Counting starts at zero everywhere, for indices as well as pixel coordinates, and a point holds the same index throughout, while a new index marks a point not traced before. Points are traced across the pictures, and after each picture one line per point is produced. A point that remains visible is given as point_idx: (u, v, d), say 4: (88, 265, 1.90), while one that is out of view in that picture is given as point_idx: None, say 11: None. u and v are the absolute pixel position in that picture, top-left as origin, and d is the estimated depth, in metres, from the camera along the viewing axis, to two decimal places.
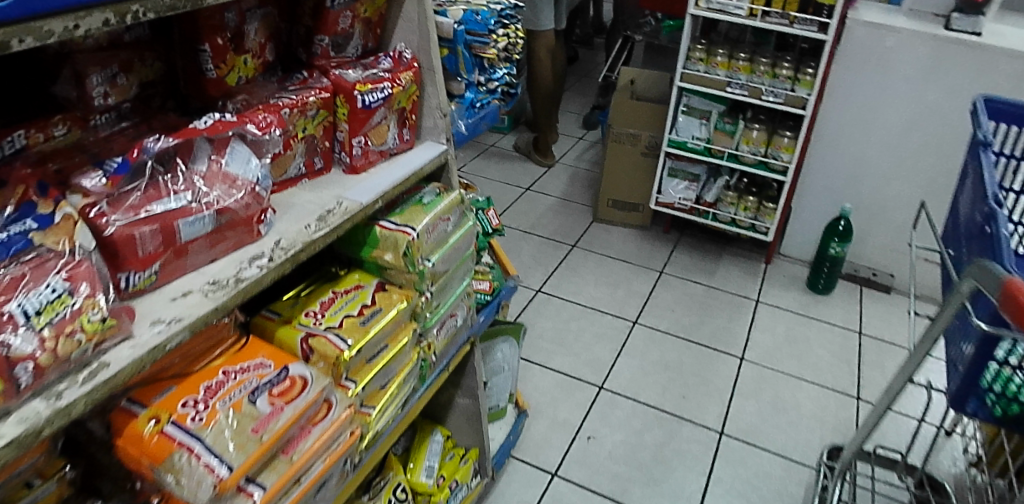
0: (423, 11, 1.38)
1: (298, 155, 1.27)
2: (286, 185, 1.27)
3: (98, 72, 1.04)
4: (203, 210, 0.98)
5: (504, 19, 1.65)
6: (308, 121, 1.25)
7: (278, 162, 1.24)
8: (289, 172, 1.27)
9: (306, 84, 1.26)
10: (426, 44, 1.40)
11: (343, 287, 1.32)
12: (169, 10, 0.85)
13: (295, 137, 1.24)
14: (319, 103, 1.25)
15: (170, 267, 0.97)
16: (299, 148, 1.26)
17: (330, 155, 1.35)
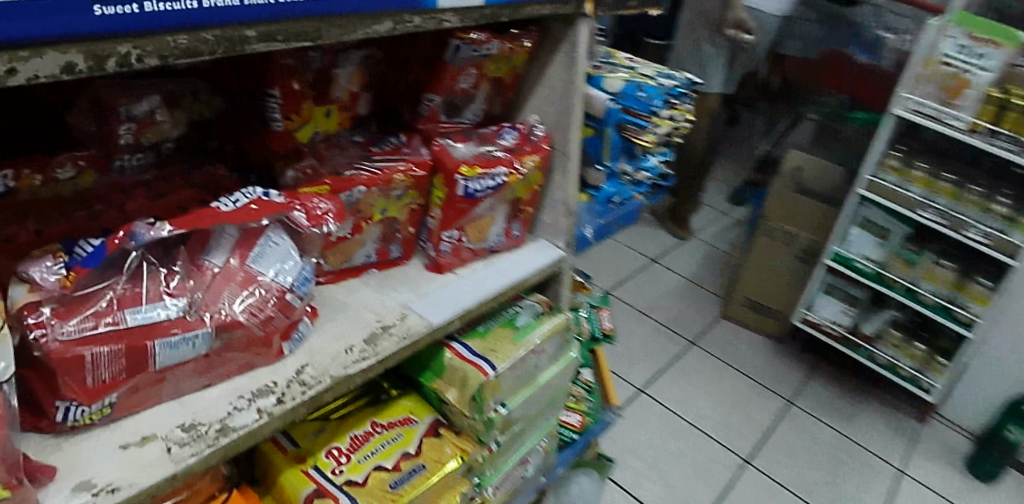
0: (571, 80, 1.05)
1: (369, 242, 0.99)
2: (346, 275, 1.00)
3: (129, 105, 0.80)
4: (197, 327, 0.70)
5: (673, 97, 1.28)
6: (389, 202, 0.96)
7: (340, 248, 0.96)
8: (353, 259, 0.99)
9: (398, 153, 0.97)
10: (566, 122, 1.07)
11: (387, 419, 1.02)
12: (184, 55, 0.56)
13: (369, 220, 0.96)
14: (408, 181, 0.96)
15: (135, 397, 0.71)
16: (372, 233, 0.98)
17: (412, 242, 1.06)
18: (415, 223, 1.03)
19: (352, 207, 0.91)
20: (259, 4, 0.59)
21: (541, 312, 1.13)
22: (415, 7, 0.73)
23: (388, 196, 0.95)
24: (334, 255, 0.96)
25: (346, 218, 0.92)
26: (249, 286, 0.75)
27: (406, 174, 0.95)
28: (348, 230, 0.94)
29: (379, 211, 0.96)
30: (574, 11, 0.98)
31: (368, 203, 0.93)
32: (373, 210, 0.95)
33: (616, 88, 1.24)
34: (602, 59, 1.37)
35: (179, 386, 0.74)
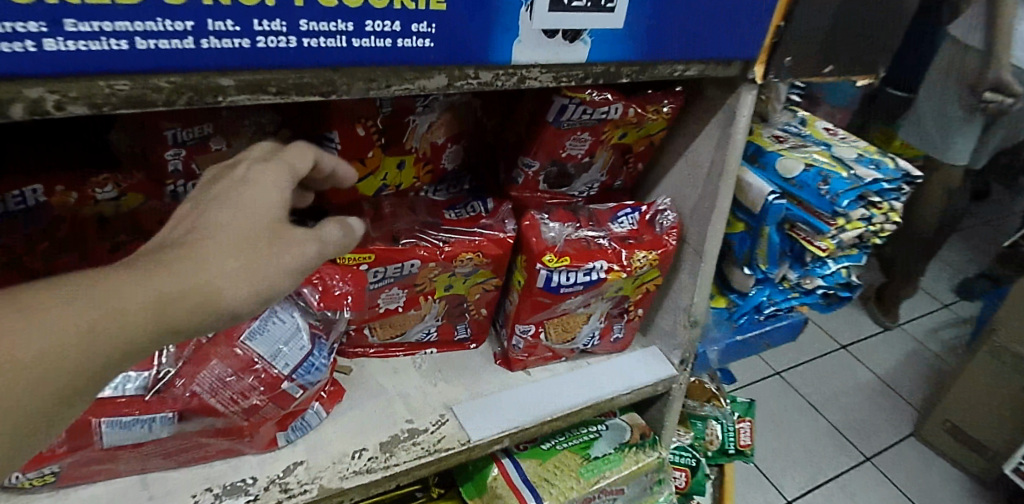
0: (720, 162, 0.79)
1: (428, 318, 0.83)
2: (398, 349, 0.85)
3: (178, 128, 0.71)
4: (159, 410, 0.61)
5: (875, 195, 0.93)
6: (455, 279, 0.79)
7: (391, 322, 0.81)
8: (407, 334, 0.83)
9: (474, 224, 0.79)
10: (704, 214, 0.83)
11: None
12: (127, 105, 0.44)
13: (429, 295, 0.80)
14: (479, 258, 0.78)
15: (84, 470, 0.62)
16: (431, 309, 0.82)
17: (485, 325, 0.88)
18: (491, 304, 0.85)
19: (404, 281, 0.77)
20: (226, 48, 0.44)
21: (628, 442, 0.90)
22: (479, 60, 0.55)
23: (451, 272, 0.78)
24: (383, 328, 0.82)
25: (395, 290, 0.77)
26: (236, 369, 0.63)
27: (478, 250, 0.77)
28: (401, 303, 0.79)
29: (441, 287, 0.80)
30: (736, 74, 0.73)
31: (425, 277, 0.77)
32: (433, 285, 0.79)
33: (792, 173, 0.95)
34: (789, 128, 1.09)
35: (141, 465, 0.64)
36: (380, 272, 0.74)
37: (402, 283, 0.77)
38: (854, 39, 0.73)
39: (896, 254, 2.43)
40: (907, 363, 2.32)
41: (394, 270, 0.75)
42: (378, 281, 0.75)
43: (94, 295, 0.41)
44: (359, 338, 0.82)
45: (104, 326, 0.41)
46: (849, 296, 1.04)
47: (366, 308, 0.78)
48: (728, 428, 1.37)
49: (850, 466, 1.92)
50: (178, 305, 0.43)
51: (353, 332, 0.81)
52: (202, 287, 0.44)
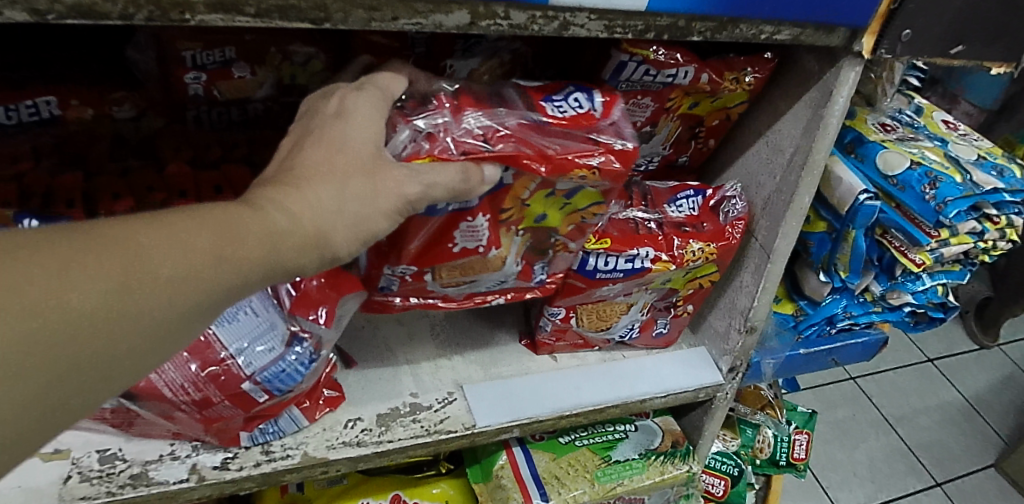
0: (806, 149, 0.67)
1: (512, 263, 0.63)
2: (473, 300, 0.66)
3: (195, 49, 0.65)
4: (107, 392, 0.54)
5: (991, 206, 0.80)
6: (554, 199, 0.60)
7: (472, 269, 0.61)
8: (478, 286, 0.63)
9: (589, 125, 0.58)
10: (777, 207, 0.70)
11: (413, 500, 0.81)
12: (78, 14, 0.38)
13: (514, 227, 0.61)
14: (591, 176, 0.58)
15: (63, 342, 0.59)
16: (517, 249, 0.62)
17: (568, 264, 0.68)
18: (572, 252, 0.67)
19: (494, 197, 0.57)
20: None
21: (657, 449, 0.79)
22: None
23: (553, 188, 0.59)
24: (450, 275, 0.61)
25: (475, 221, 0.57)
26: (195, 357, 0.54)
27: (593, 164, 0.57)
28: (483, 241, 0.59)
29: (534, 218, 0.61)
30: (838, 44, 0.60)
31: (520, 188, 0.58)
32: (528, 206, 0.60)
33: (895, 171, 0.81)
34: (900, 116, 0.93)
35: (112, 428, 0.60)
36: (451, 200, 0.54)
37: (488, 202, 0.57)
38: (993, 12, 0.60)
39: (1007, 268, 2.11)
40: (1003, 388, 2.08)
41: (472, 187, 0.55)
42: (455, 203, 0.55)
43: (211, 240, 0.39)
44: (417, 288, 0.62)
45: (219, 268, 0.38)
46: (941, 317, 0.90)
47: (439, 248, 0.58)
48: (782, 439, 1.25)
49: (918, 489, 1.76)
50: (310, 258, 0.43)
51: (410, 280, 0.60)
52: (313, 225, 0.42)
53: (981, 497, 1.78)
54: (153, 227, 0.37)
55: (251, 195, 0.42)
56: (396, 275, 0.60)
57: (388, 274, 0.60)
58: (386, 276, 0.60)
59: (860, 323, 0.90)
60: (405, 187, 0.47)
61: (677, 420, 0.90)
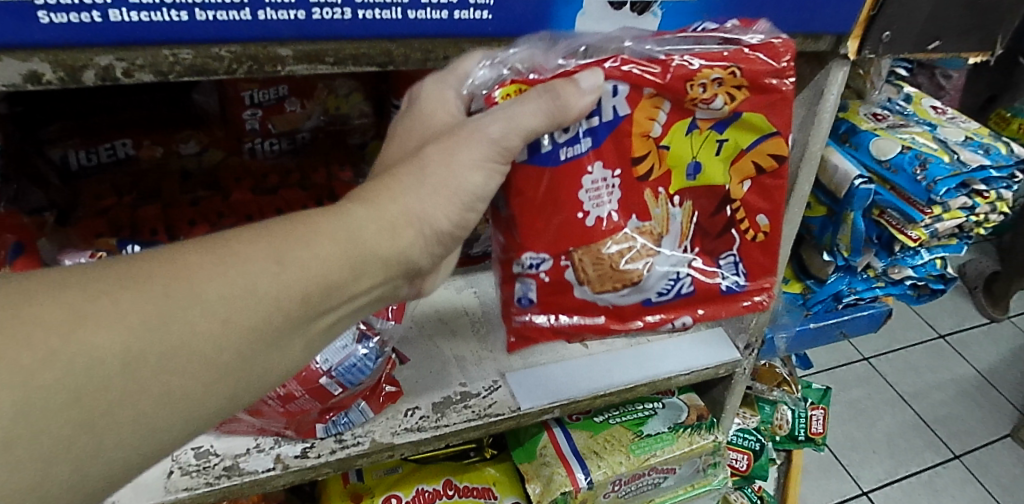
0: (803, 143, 0.74)
1: (669, 244, 0.63)
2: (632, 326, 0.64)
3: (254, 89, 0.73)
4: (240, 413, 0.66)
5: (979, 183, 0.87)
6: (696, 134, 0.58)
7: (614, 263, 0.60)
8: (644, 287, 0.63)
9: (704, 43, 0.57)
10: (781, 194, 0.78)
11: (464, 483, 0.89)
12: (191, 72, 0.46)
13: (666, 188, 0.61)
14: (728, 81, 0.55)
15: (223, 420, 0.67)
16: (656, 231, 0.62)
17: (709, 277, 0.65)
18: (708, 238, 0.64)
19: (616, 137, 0.56)
20: (281, 20, 0.44)
21: (684, 422, 0.87)
22: (541, 32, 0.53)
23: (692, 114, 0.57)
24: (593, 272, 0.60)
25: (598, 175, 0.57)
26: None
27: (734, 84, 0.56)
28: (618, 205, 0.59)
29: (682, 169, 0.60)
30: (826, 49, 0.68)
31: (645, 119, 0.56)
32: (666, 147, 0.58)
33: (887, 155, 0.89)
34: (890, 105, 1.01)
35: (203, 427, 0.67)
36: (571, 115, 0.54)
37: (613, 145, 0.57)
38: (964, 10, 0.67)
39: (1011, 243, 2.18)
40: (1016, 359, 2.14)
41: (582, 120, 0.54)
42: (572, 146, 0.55)
43: (258, 254, 0.42)
44: (562, 301, 0.62)
45: (274, 293, 0.41)
46: (942, 289, 0.97)
47: (571, 215, 0.58)
48: (800, 415, 1.31)
49: (937, 462, 1.82)
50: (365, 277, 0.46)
51: (546, 279, 0.60)
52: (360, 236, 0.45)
53: (998, 465, 1.84)
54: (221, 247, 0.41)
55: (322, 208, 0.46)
56: (533, 271, 0.60)
57: (523, 270, 0.60)
58: (521, 286, 0.61)
59: (865, 298, 0.98)
60: (488, 127, 0.49)
61: (700, 395, 0.98)
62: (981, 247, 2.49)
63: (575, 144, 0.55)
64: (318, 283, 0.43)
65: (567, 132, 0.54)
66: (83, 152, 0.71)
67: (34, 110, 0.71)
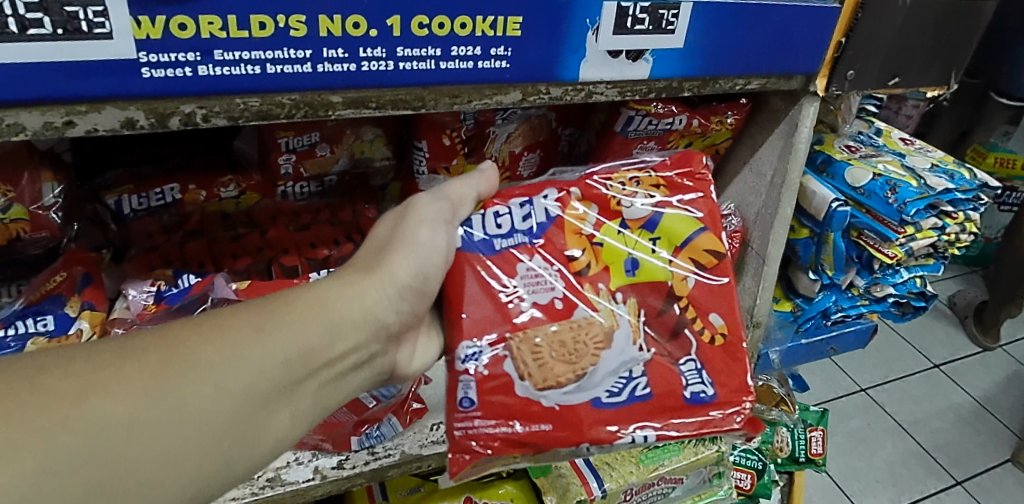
0: (783, 171, 0.83)
1: (621, 339, 0.66)
2: (585, 434, 0.64)
3: (289, 137, 0.79)
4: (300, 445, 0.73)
5: (947, 204, 0.95)
6: (629, 233, 0.67)
7: (554, 353, 0.63)
8: (569, 361, 0.64)
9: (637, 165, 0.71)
10: (768, 218, 0.86)
11: (483, 501, 0.93)
12: (257, 117, 0.53)
13: (608, 285, 0.66)
14: (645, 180, 0.67)
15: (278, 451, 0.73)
16: (605, 325, 0.65)
17: (675, 382, 0.66)
18: (661, 340, 0.67)
19: (552, 232, 0.65)
20: (336, 71, 0.53)
21: None
22: (550, 78, 0.61)
23: (620, 216, 0.67)
24: (535, 367, 0.63)
25: (534, 265, 0.65)
26: None
27: (657, 183, 0.67)
28: (560, 291, 0.65)
29: (619, 265, 0.67)
30: (798, 87, 0.77)
31: (576, 219, 0.66)
32: (600, 244, 0.66)
33: (860, 182, 0.97)
34: (862, 138, 1.09)
35: None
36: (505, 214, 0.65)
37: (551, 238, 0.65)
38: (919, 50, 0.76)
39: (997, 273, 2.25)
40: (1010, 386, 2.18)
41: (521, 219, 0.65)
42: (507, 239, 0.65)
43: (240, 328, 0.49)
44: (511, 407, 0.63)
45: (255, 356, 0.49)
46: (923, 306, 1.04)
47: (507, 301, 0.64)
48: (799, 436, 1.37)
49: (940, 489, 1.84)
50: (340, 341, 0.54)
51: (485, 373, 0.63)
52: (330, 305, 0.55)
53: (1001, 491, 1.86)
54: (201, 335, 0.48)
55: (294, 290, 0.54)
56: (473, 365, 0.63)
57: (464, 363, 0.63)
58: (462, 383, 0.63)
59: (851, 315, 1.04)
60: (421, 204, 0.62)
61: None
62: (969, 280, 2.57)
63: (511, 237, 0.65)
64: (298, 349, 0.51)
65: (500, 225, 0.65)
66: (135, 197, 0.77)
67: (91, 160, 0.78)
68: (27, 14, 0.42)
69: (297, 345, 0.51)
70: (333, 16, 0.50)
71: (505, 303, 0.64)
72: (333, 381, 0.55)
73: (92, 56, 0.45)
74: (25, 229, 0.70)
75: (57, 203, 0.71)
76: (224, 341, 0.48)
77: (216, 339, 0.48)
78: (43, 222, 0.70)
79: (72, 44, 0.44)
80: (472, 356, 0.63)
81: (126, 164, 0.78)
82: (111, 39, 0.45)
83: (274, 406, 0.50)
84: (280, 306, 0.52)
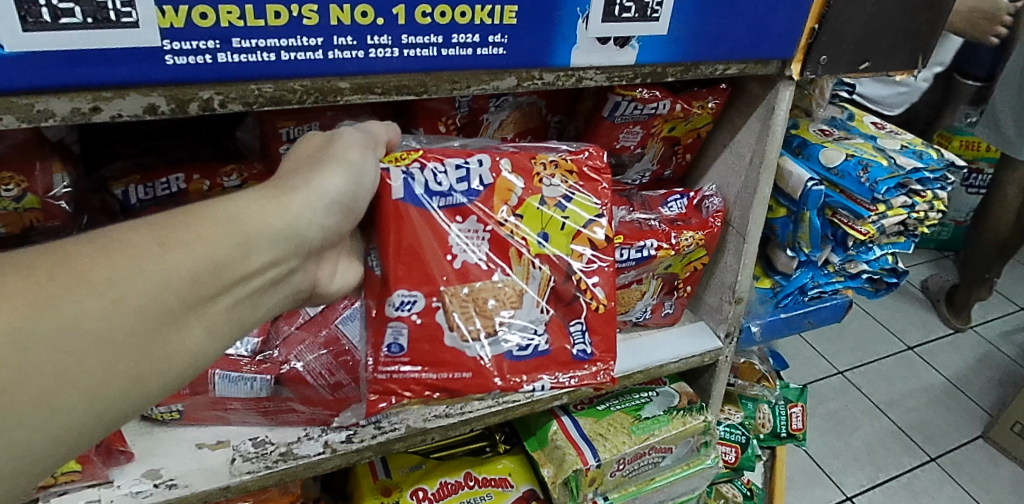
0: (760, 151, 0.87)
1: (529, 300, 0.73)
2: (493, 384, 0.72)
3: (290, 126, 0.79)
4: (308, 421, 0.77)
5: (916, 183, 1.00)
6: (546, 209, 0.72)
7: (477, 309, 0.70)
8: (485, 315, 0.70)
9: (549, 146, 0.77)
10: (748, 196, 0.91)
11: (483, 475, 0.97)
12: (270, 102, 0.56)
13: (528, 250, 0.72)
14: (563, 164, 0.73)
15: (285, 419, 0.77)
16: (518, 286, 0.72)
17: (565, 341, 0.75)
18: (561, 304, 0.75)
19: (484, 197, 0.69)
20: (345, 58, 0.56)
21: (677, 406, 0.98)
22: (543, 64, 0.65)
23: (541, 192, 0.72)
24: (462, 320, 0.69)
25: (465, 227, 0.69)
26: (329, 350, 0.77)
27: (572, 169, 0.74)
28: (484, 255, 0.70)
29: (536, 236, 0.72)
30: (774, 72, 0.81)
31: (506, 189, 0.70)
32: (523, 215, 0.71)
33: (835, 162, 1.02)
34: (836, 122, 1.14)
35: (259, 420, 0.76)
36: (443, 171, 0.67)
37: (482, 202, 0.69)
38: (887, 35, 0.81)
39: (967, 257, 2.33)
40: (981, 366, 2.26)
41: (457, 180, 0.68)
42: (445, 198, 0.67)
43: (140, 242, 0.44)
44: (437, 353, 0.70)
45: (163, 274, 0.44)
46: (895, 282, 1.10)
47: (440, 258, 0.68)
48: (778, 412, 1.41)
49: (915, 465, 1.90)
50: (255, 255, 0.50)
51: (417, 320, 0.68)
52: (246, 218, 0.50)
53: (973, 466, 1.92)
54: (104, 247, 0.42)
55: (211, 205, 0.49)
56: (406, 312, 0.68)
57: (397, 310, 0.68)
58: (393, 330, 0.68)
59: (827, 291, 1.10)
60: (349, 133, 0.63)
61: (690, 384, 1.09)
62: (942, 264, 2.65)
63: (449, 196, 0.68)
64: (207, 262, 0.46)
65: (439, 184, 0.67)
66: (141, 188, 0.79)
67: (96, 152, 0.80)
68: (59, 5, 0.45)
69: (205, 258, 0.46)
70: (343, 6, 0.53)
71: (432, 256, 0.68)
72: (250, 298, 0.51)
73: (119, 43, 0.48)
74: (38, 218, 0.72)
75: (66, 192, 0.74)
76: (119, 257, 0.42)
77: (113, 252, 0.42)
78: (54, 211, 0.73)
79: (101, 32, 0.47)
80: (405, 304, 0.68)
81: (130, 156, 0.80)
82: (137, 28, 0.48)
83: (180, 323, 0.45)
84: (187, 221, 0.47)
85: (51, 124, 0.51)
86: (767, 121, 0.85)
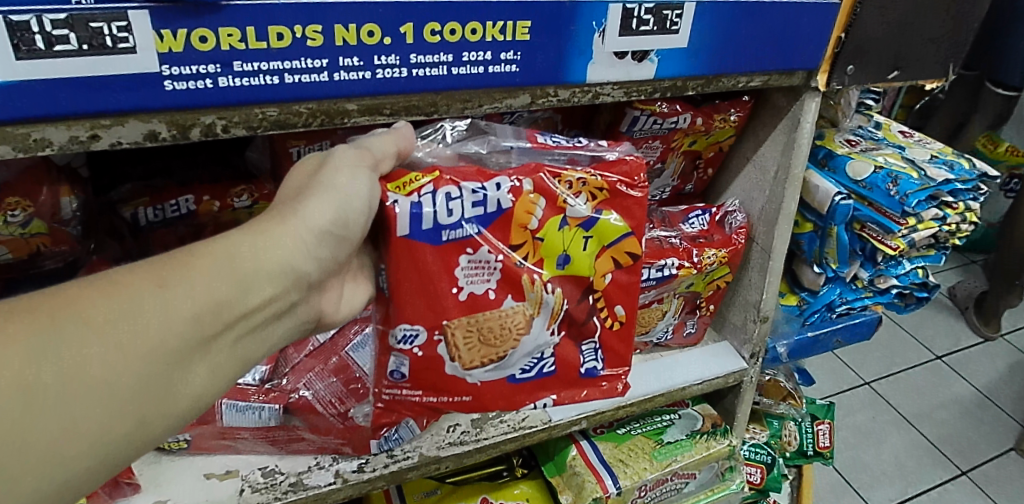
0: (785, 167, 0.84)
1: (539, 324, 0.70)
2: (494, 404, 0.72)
3: (301, 145, 0.76)
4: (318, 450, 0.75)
5: (946, 194, 0.95)
6: (568, 231, 0.68)
7: (482, 339, 0.67)
8: (488, 342, 0.68)
9: (578, 149, 0.70)
10: (772, 213, 0.87)
11: (500, 501, 0.93)
12: (274, 126, 0.54)
13: (542, 276, 0.68)
14: (590, 182, 0.67)
15: (292, 447, 0.75)
16: (528, 313, 0.69)
17: (574, 359, 0.75)
18: (573, 325, 0.73)
19: (496, 225, 0.64)
20: (352, 80, 0.54)
21: (700, 430, 0.94)
22: (558, 80, 0.63)
23: (563, 212, 0.67)
24: (464, 350, 0.67)
25: (477, 256, 0.64)
26: (339, 378, 0.74)
27: (600, 186, 0.68)
28: (493, 284, 0.66)
29: (553, 259, 0.68)
30: (799, 83, 0.78)
31: (525, 214, 0.65)
32: (541, 239, 0.67)
33: (862, 175, 0.98)
34: (863, 132, 1.10)
35: (268, 448, 0.74)
36: (456, 198, 0.62)
37: (495, 229, 0.65)
38: (918, 42, 0.77)
39: (997, 263, 2.26)
40: (1013, 376, 2.18)
41: (470, 206, 0.63)
42: (455, 230, 0.63)
43: (140, 283, 0.44)
44: (439, 381, 0.69)
45: (165, 314, 0.44)
46: (926, 296, 1.05)
47: (447, 289, 0.64)
48: (806, 430, 1.35)
49: (944, 480, 1.83)
50: (256, 291, 0.50)
51: (419, 353, 0.66)
52: (243, 255, 0.50)
53: (1007, 480, 1.85)
54: (107, 290, 0.43)
55: (212, 243, 0.49)
56: (408, 346, 0.66)
57: (399, 343, 0.66)
58: (395, 359, 0.67)
59: (855, 307, 1.05)
60: (343, 152, 0.59)
61: (713, 406, 1.05)
62: (969, 270, 2.59)
63: (459, 228, 0.63)
64: (207, 302, 0.46)
65: (450, 214, 0.62)
66: (150, 209, 0.77)
67: (105, 174, 0.78)
68: (53, 31, 0.43)
69: (205, 296, 0.46)
70: (349, 26, 0.51)
71: (438, 288, 0.64)
72: (252, 331, 0.51)
73: (118, 69, 0.46)
74: (44, 243, 0.71)
75: (73, 217, 0.73)
76: (118, 298, 0.43)
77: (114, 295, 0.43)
78: (60, 236, 0.72)
79: (98, 59, 0.45)
80: (408, 338, 0.66)
81: (140, 178, 0.78)
82: (135, 53, 0.46)
83: (182, 364, 0.45)
84: (187, 259, 0.47)
85: (48, 153, 0.49)
86: (796, 138, 0.82)
